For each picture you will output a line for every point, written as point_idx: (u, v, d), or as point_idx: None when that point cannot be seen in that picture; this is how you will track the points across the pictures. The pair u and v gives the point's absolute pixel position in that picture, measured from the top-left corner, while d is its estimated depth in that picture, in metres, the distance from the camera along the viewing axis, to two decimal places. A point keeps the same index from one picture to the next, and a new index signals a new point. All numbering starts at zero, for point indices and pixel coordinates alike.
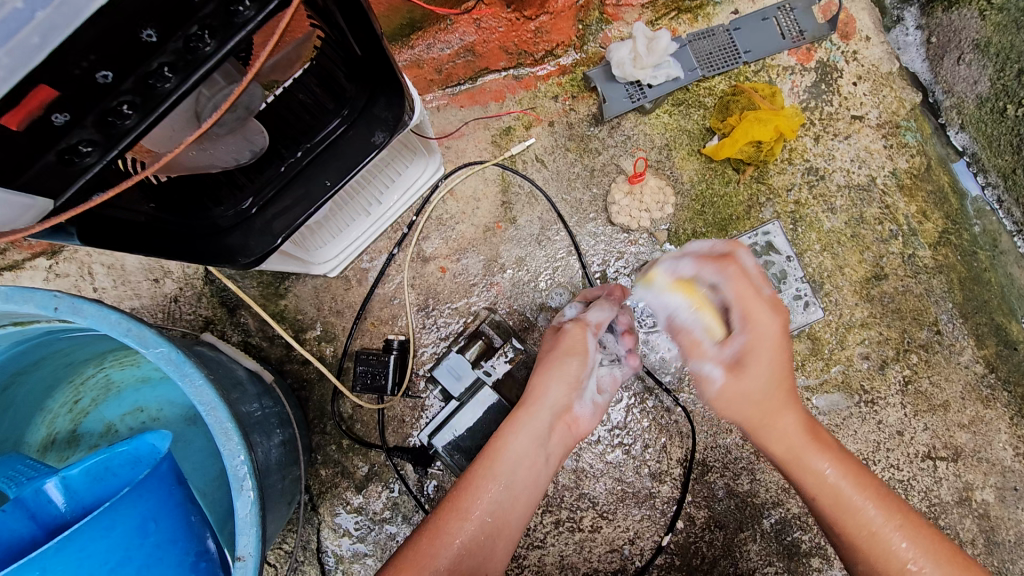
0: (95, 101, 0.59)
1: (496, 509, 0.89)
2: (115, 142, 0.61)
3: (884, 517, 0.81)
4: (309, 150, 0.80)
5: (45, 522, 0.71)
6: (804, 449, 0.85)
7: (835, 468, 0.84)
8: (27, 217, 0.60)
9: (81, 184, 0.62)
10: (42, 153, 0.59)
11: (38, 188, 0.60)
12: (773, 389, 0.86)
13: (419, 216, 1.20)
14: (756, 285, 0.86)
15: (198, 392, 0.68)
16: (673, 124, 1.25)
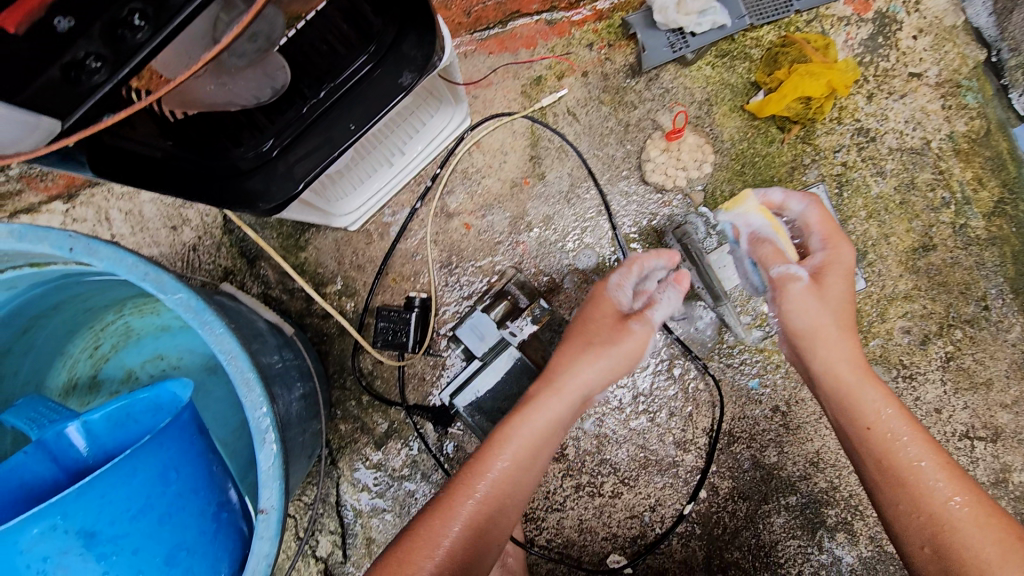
0: (102, 10, 0.56)
1: (489, 500, 0.83)
2: (125, 59, 0.58)
3: (929, 456, 0.80)
4: (333, 91, 0.75)
5: (68, 465, 0.71)
6: (857, 379, 0.85)
7: (886, 403, 0.84)
8: (35, 136, 0.60)
9: (90, 104, 0.60)
10: (47, 65, 0.58)
11: (45, 106, 0.59)
12: (839, 310, 0.88)
13: (443, 169, 1.14)
14: (830, 227, 0.94)
15: (220, 341, 0.65)
16: (716, 77, 1.17)
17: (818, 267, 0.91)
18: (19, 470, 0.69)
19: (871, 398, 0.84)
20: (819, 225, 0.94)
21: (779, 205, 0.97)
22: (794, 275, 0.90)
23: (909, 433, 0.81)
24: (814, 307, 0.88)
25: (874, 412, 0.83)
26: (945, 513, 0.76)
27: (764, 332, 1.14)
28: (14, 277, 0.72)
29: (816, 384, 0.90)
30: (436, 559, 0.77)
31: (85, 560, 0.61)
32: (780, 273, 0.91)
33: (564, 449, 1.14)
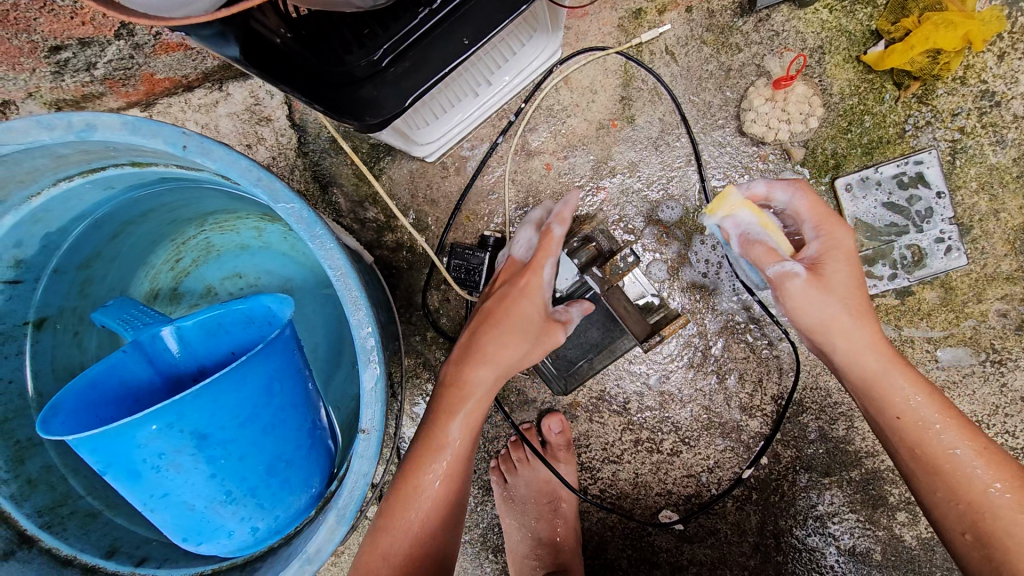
0: None
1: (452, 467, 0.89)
2: None
3: (962, 442, 0.77)
4: (448, 2, 0.70)
5: (163, 368, 0.74)
6: (883, 370, 0.80)
7: (916, 394, 0.79)
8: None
9: None
10: None
11: None
12: (853, 298, 0.80)
13: (528, 103, 1.08)
14: (819, 210, 0.84)
15: (329, 256, 0.66)
16: (833, 23, 1.07)
17: (815, 256, 0.82)
18: (120, 369, 0.70)
19: (897, 391, 0.79)
20: (808, 212, 0.84)
21: (763, 196, 0.88)
22: (791, 272, 0.80)
23: (939, 420, 0.78)
24: (824, 303, 0.80)
25: (904, 403, 0.79)
26: (984, 501, 0.75)
27: None
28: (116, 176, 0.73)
29: (838, 372, 0.84)
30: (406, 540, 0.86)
31: (195, 461, 0.63)
32: (776, 273, 0.81)
33: (626, 403, 1.13)
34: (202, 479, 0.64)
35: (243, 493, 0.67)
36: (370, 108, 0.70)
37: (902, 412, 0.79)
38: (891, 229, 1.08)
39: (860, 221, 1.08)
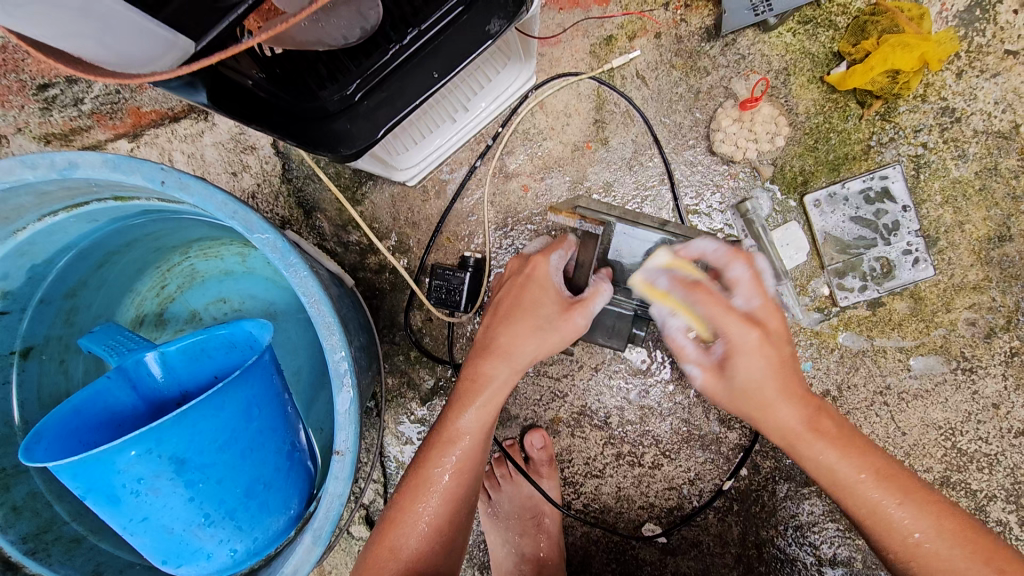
0: None
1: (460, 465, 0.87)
2: None
3: (887, 493, 0.77)
4: (418, 37, 0.73)
5: (145, 393, 0.76)
6: (805, 432, 0.80)
7: (835, 452, 0.79)
8: (168, 56, 0.56)
9: (222, 28, 0.55)
10: None
11: (179, 26, 0.54)
12: (779, 365, 0.80)
13: (505, 127, 1.12)
14: (767, 311, 0.81)
15: (303, 283, 0.68)
16: (796, 45, 1.11)
17: (750, 311, 0.80)
18: (104, 395, 0.72)
19: (818, 451, 0.80)
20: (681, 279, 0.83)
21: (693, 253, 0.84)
22: (710, 356, 0.84)
23: (866, 472, 0.78)
24: (754, 363, 0.79)
25: (824, 463, 0.79)
26: (914, 550, 0.76)
27: (823, 314, 1.14)
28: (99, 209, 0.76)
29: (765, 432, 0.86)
30: (406, 553, 0.83)
31: (174, 485, 0.64)
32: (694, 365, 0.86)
33: (607, 417, 1.15)
34: (181, 502, 0.66)
35: (221, 515, 0.68)
36: (345, 139, 0.76)
37: (829, 472, 0.79)
38: (859, 242, 1.11)
39: (830, 235, 1.12)
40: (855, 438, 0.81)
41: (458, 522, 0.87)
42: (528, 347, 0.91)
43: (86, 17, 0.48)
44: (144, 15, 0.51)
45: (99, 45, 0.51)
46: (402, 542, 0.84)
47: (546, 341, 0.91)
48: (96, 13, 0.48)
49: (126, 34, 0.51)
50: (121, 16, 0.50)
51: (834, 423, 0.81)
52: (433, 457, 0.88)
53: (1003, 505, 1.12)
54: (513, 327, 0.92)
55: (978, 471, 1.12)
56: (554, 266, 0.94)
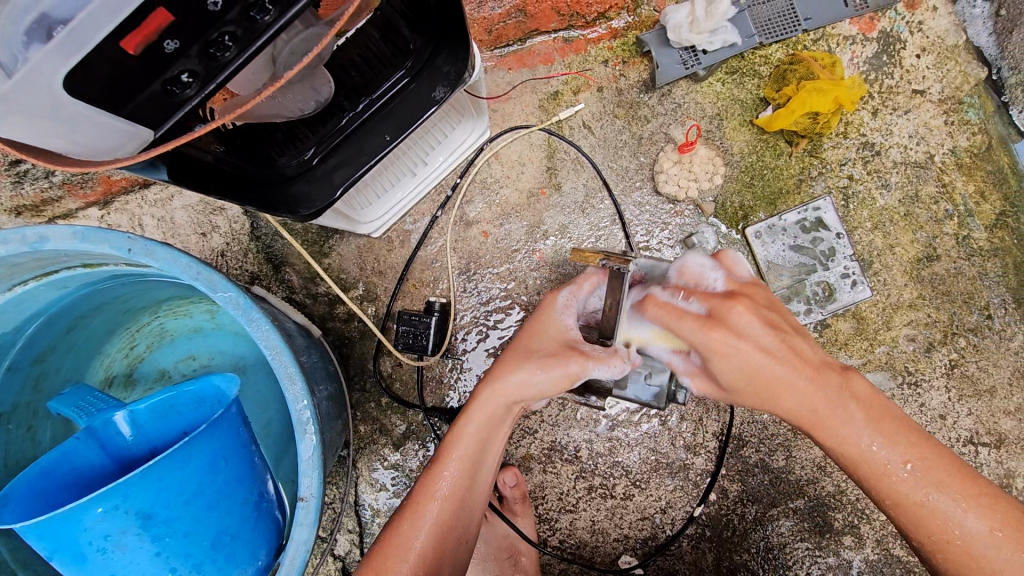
0: (200, 29, 0.55)
1: (464, 463, 0.88)
2: (215, 75, 0.58)
3: (940, 489, 0.73)
4: (370, 104, 0.81)
5: (114, 452, 0.77)
6: (832, 409, 0.76)
7: (874, 438, 0.75)
8: (130, 144, 0.61)
9: (177, 118, 0.61)
10: (147, 83, 0.57)
11: (138, 120, 0.59)
12: (767, 347, 0.76)
13: (463, 178, 1.19)
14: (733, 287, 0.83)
15: (265, 337, 0.73)
16: (726, 93, 1.21)
17: (705, 314, 0.78)
18: (72, 456, 0.73)
19: (850, 430, 0.76)
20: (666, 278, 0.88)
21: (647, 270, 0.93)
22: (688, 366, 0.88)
23: (911, 461, 0.74)
24: (728, 363, 0.77)
25: (854, 452, 0.76)
26: (967, 547, 0.72)
27: None
28: (68, 277, 0.79)
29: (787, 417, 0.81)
30: (411, 560, 0.82)
31: (141, 540, 0.66)
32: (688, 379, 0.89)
33: (577, 451, 1.18)
34: (147, 557, 0.68)
35: (187, 568, 0.70)
36: (303, 201, 0.81)
37: (860, 458, 0.76)
38: (800, 269, 1.19)
39: (773, 263, 1.20)
40: (907, 427, 0.76)
41: (448, 548, 0.84)
42: (515, 376, 0.88)
43: (56, 120, 0.54)
44: (107, 114, 0.56)
45: (67, 140, 0.57)
46: (413, 537, 0.83)
47: (531, 371, 0.87)
48: (64, 117, 0.54)
49: (91, 130, 0.57)
50: (87, 117, 0.55)
51: (864, 407, 0.76)
52: (430, 478, 0.88)
53: None
54: (504, 357, 0.92)
55: None
56: (562, 303, 0.96)
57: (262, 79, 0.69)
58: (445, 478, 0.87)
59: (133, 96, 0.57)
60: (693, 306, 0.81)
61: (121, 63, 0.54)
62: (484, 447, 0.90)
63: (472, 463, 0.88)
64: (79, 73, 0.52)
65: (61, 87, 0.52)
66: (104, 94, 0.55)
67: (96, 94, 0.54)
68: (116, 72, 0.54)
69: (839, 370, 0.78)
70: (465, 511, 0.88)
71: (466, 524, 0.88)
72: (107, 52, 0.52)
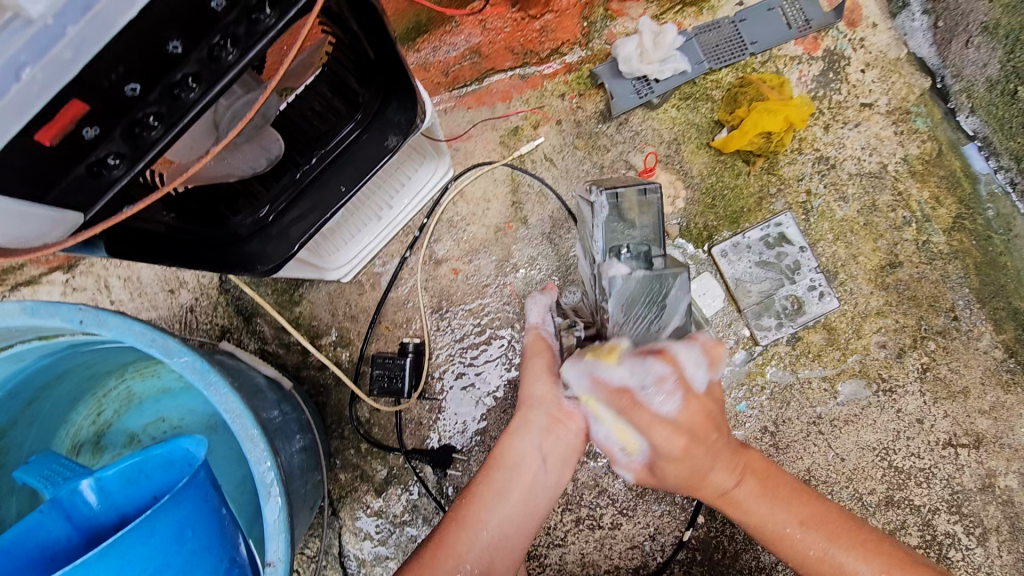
0: (121, 112, 0.57)
1: (499, 499, 0.91)
2: (143, 153, 0.59)
3: (826, 541, 0.81)
4: (324, 156, 0.82)
5: (81, 523, 0.73)
6: (739, 491, 0.84)
7: (766, 500, 0.84)
8: (59, 229, 0.59)
9: (110, 197, 0.61)
10: (69, 168, 0.57)
11: (67, 204, 0.59)
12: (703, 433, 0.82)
13: (430, 219, 1.20)
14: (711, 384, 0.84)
15: (224, 400, 0.72)
16: (682, 118, 1.24)
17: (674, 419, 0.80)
18: (37, 530, 0.71)
19: (749, 499, 0.84)
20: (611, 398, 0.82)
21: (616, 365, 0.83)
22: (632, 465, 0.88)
23: (804, 521, 0.82)
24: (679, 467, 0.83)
25: (754, 516, 0.84)
26: None
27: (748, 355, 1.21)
28: (24, 350, 0.78)
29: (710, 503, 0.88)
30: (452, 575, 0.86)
31: None
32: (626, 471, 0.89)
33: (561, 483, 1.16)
34: None
35: None
36: (260, 259, 0.81)
37: (761, 526, 0.83)
38: (769, 284, 1.21)
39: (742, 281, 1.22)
40: (801, 493, 0.85)
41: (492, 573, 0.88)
42: (538, 388, 0.96)
43: None
44: (27, 202, 0.55)
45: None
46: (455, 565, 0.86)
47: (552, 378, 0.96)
48: None
49: (15, 219, 0.55)
50: (10, 209, 0.54)
51: (757, 475, 0.85)
52: (463, 509, 0.91)
53: (948, 517, 1.16)
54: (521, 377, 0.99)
55: (918, 486, 1.18)
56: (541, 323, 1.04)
57: (205, 144, 0.70)
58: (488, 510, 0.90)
59: (57, 181, 0.57)
60: (670, 406, 0.80)
61: (38, 153, 0.54)
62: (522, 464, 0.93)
63: (517, 483, 0.92)
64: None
65: None
66: (22, 182, 0.55)
67: (13, 184, 0.54)
68: (33, 162, 0.54)
69: (740, 447, 0.87)
70: (511, 543, 0.90)
71: (515, 559, 0.90)
72: (23, 145, 0.52)
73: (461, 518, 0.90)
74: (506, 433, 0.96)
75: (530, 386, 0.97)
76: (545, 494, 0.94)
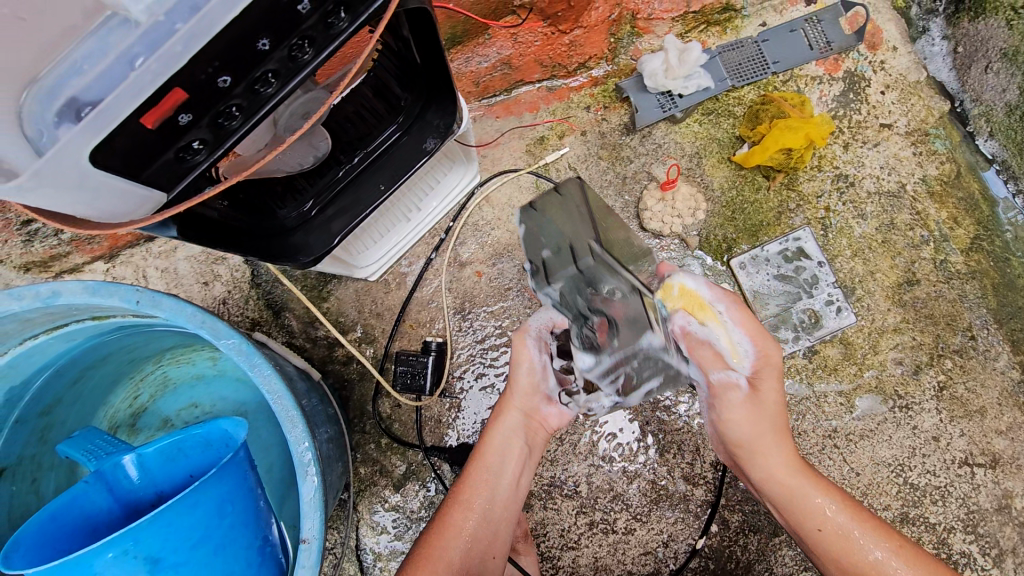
0: (210, 104, 0.58)
1: (493, 481, 0.96)
2: (223, 141, 0.62)
3: (864, 535, 0.84)
4: (365, 156, 0.86)
5: (122, 495, 0.77)
6: (785, 475, 0.89)
7: (838, 503, 0.87)
8: (145, 207, 0.62)
9: (190, 179, 0.63)
10: (161, 153, 0.58)
11: (155, 184, 0.61)
12: (770, 418, 0.90)
13: (456, 221, 1.24)
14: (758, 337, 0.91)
15: (267, 382, 0.76)
16: (704, 132, 1.28)
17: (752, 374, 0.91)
18: (80, 501, 0.74)
19: (824, 497, 0.87)
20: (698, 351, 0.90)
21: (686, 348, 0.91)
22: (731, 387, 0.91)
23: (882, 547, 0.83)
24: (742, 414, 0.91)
25: (822, 513, 0.86)
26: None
27: None
28: (76, 329, 0.82)
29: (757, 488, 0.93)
30: (453, 548, 0.91)
31: None
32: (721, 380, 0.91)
33: (577, 486, 1.18)
34: None
35: None
36: (302, 250, 0.86)
37: (804, 509, 0.87)
38: (786, 298, 1.23)
39: (759, 293, 1.23)
40: (837, 489, 0.89)
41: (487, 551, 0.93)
42: (523, 380, 1.01)
43: (78, 190, 0.54)
44: (126, 180, 0.58)
45: (87, 208, 0.57)
46: (455, 541, 0.92)
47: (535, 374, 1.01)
48: (89, 184, 0.55)
49: (111, 195, 0.57)
50: (109, 183, 0.56)
51: (810, 468, 0.91)
52: (461, 492, 0.96)
53: (964, 536, 1.16)
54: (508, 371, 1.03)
55: (934, 504, 1.18)
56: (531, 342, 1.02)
57: (265, 139, 0.76)
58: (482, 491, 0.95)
59: (148, 164, 0.58)
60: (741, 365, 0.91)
61: (140, 137, 0.55)
62: (511, 448, 0.99)
63: (508, 466, 0.98)
64: (102, 147, 0.53)
65: (87, 157, 0.53)
66: (123, 162, 0.56)
67: (117, 164, 0.56)
68: (135, 146, 0.56)
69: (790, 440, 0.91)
70: (503, 520, 0.96)
71: (504, 536, 0.96)
72: (129, 128, 0.54)
73: (463, 496, 0.95)
74: (495, 420, 1.01)
75: (516, 378, 1.02)
76: (526, 476, 1.01)
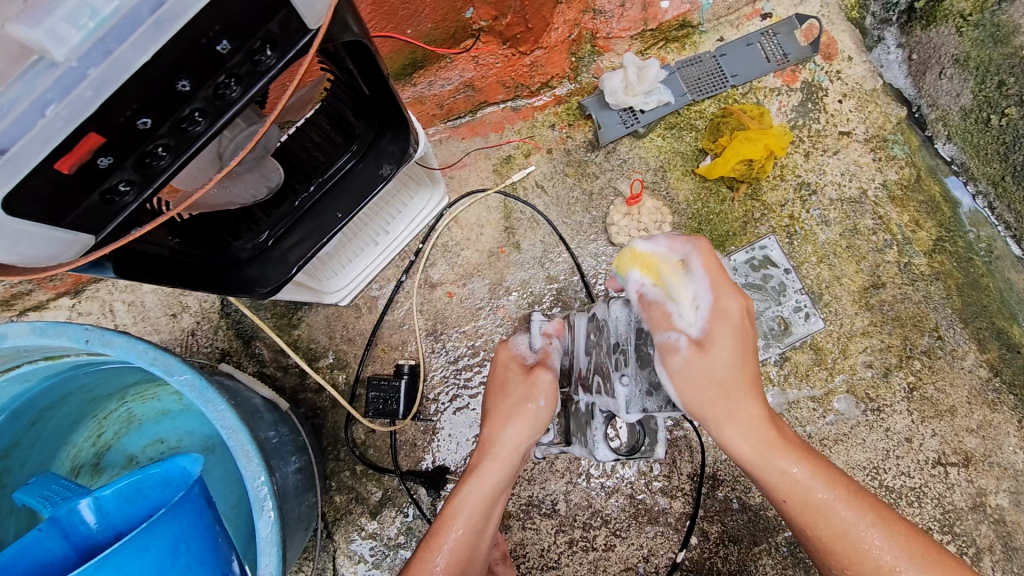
0: (134, 144, 0.58)
1: (474, 519, 0.85)
2: (152, 181, 0.62)
3: (857, 514, 0.75)
4: (321, 184, 0.86)
5: (78, 541, 0.74)
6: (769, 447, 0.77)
7: (803, 466, 0.77)
8: (72, 250, 0.61)
9: (120, 220, 0.63)
10: (85, 196, 0.59)
11: (80, 227, 0.60)
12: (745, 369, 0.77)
13: (424, 244, 1.24)
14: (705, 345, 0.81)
15: (221, 416, 0.76)
16: (667, 147, 1.29)
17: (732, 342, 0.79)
18: (34, 548, 0.72)
19: (786, 460, 0.77)
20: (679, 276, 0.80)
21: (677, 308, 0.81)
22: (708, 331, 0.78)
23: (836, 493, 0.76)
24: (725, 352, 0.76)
25: (791, 484, 0.76)
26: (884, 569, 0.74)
27: None
28: (30, 371, 0.81)
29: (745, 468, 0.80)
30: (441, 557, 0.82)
31: None
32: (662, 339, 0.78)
33: (554, 504, 1.17)
34: None
35: None
36: (259, 281, 0.86)
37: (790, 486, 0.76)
38: (755, 306, 1.23)
39: None
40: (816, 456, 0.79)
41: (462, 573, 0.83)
42: (508, 431, 0.90)
43: None
44: (48, 225, 0.57)
45: (11, 254, 0.56)
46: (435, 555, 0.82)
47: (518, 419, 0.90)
48: (7, 231, 0.54)
49: (37, 241, 0.57)
50: (30, 230, 0.55)
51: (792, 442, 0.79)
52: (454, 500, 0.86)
53: (940, 536, 1.16)
54: (489, 419, 0.93)
55: (910, 506, 1.18)
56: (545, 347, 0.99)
57: (208, 173, 0.76)
58: (461, 510, 0.85)
59: (72, 209, 0.59)
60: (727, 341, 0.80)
61: (59, 182, 0.55)
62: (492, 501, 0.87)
63: (486, 523, 0.87)
64: (16, 191, 0.52)
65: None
66: (43, 209, 0.56)
67: (36, 211, 0.55)
68: (54, 190, 0.56)
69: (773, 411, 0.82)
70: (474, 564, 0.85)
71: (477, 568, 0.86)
72: (44, 175, 0.54)
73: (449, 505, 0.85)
74: (496, 417, 0.92)
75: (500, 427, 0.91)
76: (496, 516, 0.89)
